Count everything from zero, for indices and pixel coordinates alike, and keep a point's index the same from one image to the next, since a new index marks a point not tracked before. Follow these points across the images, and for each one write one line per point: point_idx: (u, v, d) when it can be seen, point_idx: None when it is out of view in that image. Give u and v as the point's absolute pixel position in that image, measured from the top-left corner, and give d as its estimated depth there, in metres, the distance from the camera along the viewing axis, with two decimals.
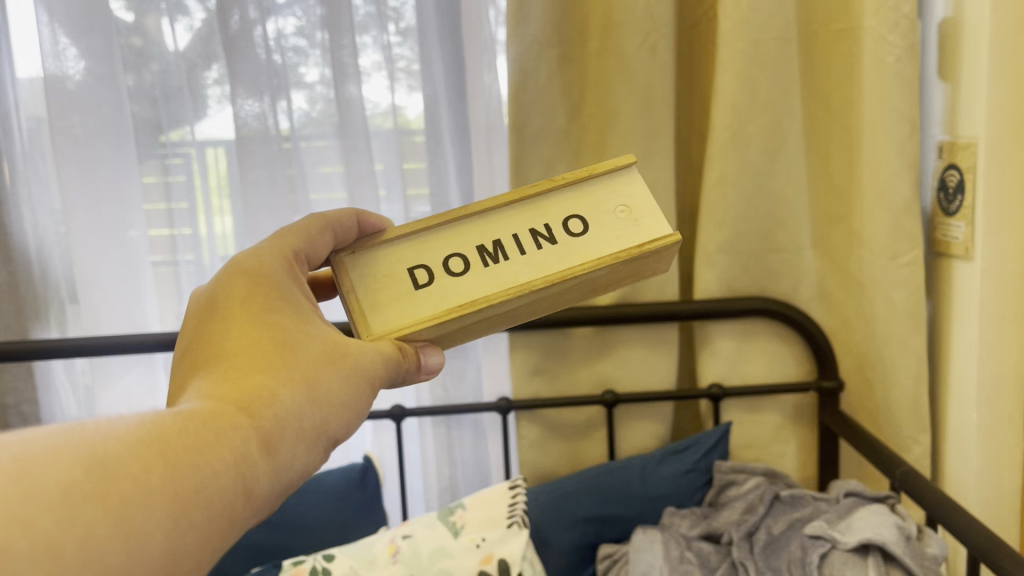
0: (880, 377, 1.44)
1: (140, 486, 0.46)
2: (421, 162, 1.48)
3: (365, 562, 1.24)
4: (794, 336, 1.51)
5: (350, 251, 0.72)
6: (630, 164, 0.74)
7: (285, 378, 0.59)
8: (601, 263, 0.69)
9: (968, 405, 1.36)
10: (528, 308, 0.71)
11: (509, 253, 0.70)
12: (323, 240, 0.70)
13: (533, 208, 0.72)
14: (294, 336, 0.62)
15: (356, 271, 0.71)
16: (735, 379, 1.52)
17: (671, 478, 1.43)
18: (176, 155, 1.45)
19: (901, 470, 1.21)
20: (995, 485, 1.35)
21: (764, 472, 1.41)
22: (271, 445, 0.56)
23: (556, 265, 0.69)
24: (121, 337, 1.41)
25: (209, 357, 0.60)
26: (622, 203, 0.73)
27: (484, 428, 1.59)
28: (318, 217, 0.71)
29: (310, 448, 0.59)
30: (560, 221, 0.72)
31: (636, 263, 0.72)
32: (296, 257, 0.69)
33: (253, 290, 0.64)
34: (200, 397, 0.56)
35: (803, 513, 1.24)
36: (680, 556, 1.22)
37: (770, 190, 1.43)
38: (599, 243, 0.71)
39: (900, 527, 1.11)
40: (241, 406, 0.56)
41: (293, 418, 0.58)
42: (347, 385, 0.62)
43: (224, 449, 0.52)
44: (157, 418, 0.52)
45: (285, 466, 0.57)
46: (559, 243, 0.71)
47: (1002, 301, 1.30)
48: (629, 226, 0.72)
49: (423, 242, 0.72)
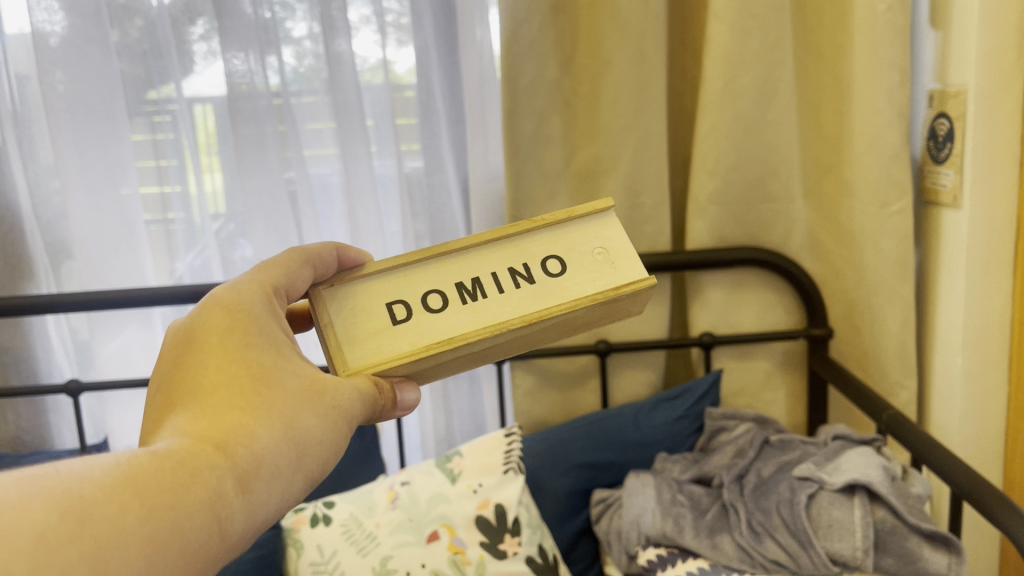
0: (868, 324, 1.47)
1: (115, 528, 0.44)
2: (413, 118, 1.48)
3: (364, 508, 1.27)
4: (784, 284, 1.53)
5: (329, 284, 0.69)
6: (608, 207, 0.73)
7: (262, 415, 0.57)
8: (577, 305, 0.67)
9: (954, 350, 1.39)
10: (504, 347, 0.69)
11: (487, 291, 0.68)
12: (302, 276, 0.68)
13: (512, 248, 0.71)
14: (271, 370, 0.60)
15: (333, 306, 0.68)
16: (726, 328, 1.55)
17: (664, 425, 1.46)
18: (165, 112, 1.45)
19: (888, 413, 1.24)
20: (979, 429, 1.39)
21: (754, 418, 1.44)
22: (247, 485, 0.54)
23: (533, 305, 0.67)
24: (117, 291, 1.42)
25: (183, 395, 0.58)
26: (599, 245, 0.71)
27: (480, 379, 1.62)
28: (298, 251, 0.69)
29: (285, 487, 0.57)
30: (538, 259, 0.70)
31: (611, 305, 0.70)
32: (276, 292, 0.66)
33: (230, 324, 0.61)
34: (176, 436, 0.54)
35: (792, 457, 1.26)
36: (672, 499, 1.25)
37: (762, 140, 1.44)
38: (575, 285, 0.69)
39: (885, 468, 1.14)
40: (217, 446, 0.54)
41: (269, 457, 0.56)
42: (325, 423, 0.60)
43: (200, 488, 0.50)
44: (133, 458, 0.49)
45: (260, 505, 0.55)
46: (538, 282, 0.69)
47: (989, 248, 1.32)
48: (605, 269, 0.70)
49: (401, 278, 0.69)
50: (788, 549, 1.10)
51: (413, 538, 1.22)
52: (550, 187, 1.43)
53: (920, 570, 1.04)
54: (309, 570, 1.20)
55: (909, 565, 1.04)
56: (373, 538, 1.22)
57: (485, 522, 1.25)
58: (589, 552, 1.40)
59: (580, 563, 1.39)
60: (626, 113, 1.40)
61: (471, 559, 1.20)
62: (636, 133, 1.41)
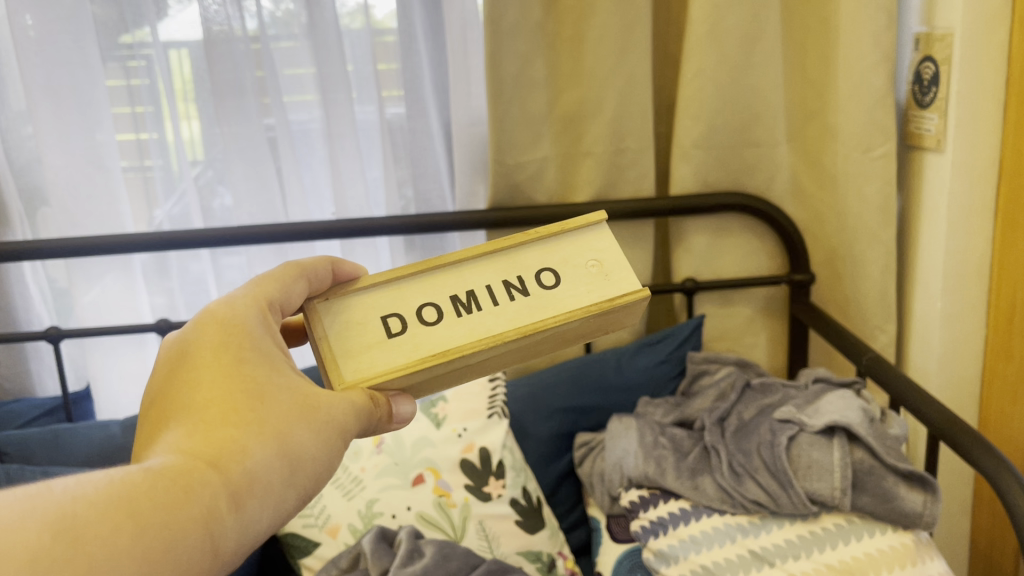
0: (850, 269, 1.48)
1: (108, 547, 0.42)
2: (394, 64, 1.45)
3: (349, 452, 1.28)
4: (767, 230, 1.53)
5: (324, 298, 0.64)
6: (601, 219, 0.68)
7: (255, 431, 0.54)
8: (573, 316, 0.62)
9: (933, 294, 1.40)
10: (500, 361, 0.64)
11: (482, 303, 0.63)
12: (297, 290, 0.63)
13: (505, 260, 0.65)
14: (266, 385, 0.57)
15: (328, 318, 0.63)
16: (709, 274, 1.55)
17: (646, 369, 1.47)
18: (138, 57, 1.41)
19: (868, 356, 1.26)
20: (956, 371, 1.41)
21: (735, 361, 1.45)
22: (240, 502, 0.51)
23: (529, 316, 0.62)
24: (94, 237, 1.40)
25: (175, 410, 0.55)
26: (593, 257, 0.66)
27: None
28: (294, 264, 0.64)
29: (279, 504, 0.54)
30: (532, 272, 0.65)
31: (607, 318, 0.65)
32: (270, 308, 0.62)
33: (225, 340, 0.58)
34: (168, 453, 0.51)
35: (773, 399, 1.28)
36: (654, 441, 1.26)
37: (747, 84, 1.43)
38: (570, 296, 0.64)
39: (864, 410, 1.16)
40: (211, 461, 0.51)
41: (264, 474, 0.53)
42: (322, 437, 0.57)
43: (192, 506, 0.47)
44: (125, 475, 0.47)
45: (253, 522, 0.52)
46: (533, 294, 0.64)
47: (971, 192, 1.32)
48: (600, 280, 0.65)
49: (394, 291, 0.64)
50: (768, 490, 1.12)
51: (399, 481, 1.24)
52: (534, 131, 1.42)
53: (896, 509, 1.06)
54: (298, 517, 1.22)
55: (885, 504, 1.07)
56: (359, 483, 1.24)
57: (470, 466, 1.28)
58: (572, 494, 1.42)
59: (562, 506, 1.42)
60: (611, 56, 1.38)
61: (456, 502, 1.24)
62: (621, 77, 1.39)
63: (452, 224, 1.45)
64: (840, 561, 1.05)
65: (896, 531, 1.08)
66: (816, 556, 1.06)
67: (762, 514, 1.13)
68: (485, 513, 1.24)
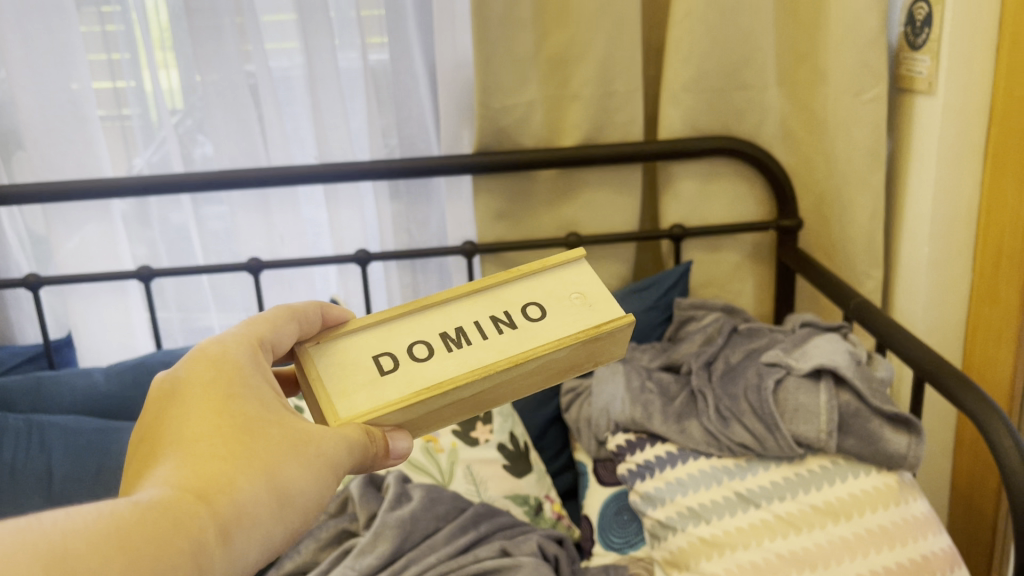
0: (838, 214, 1.47)
1: None
2: (377, 9, 1.42)
3: None
4: (755, 175, 1.52)
5: (315, 340, 0.60)
6: (580, 255, 0.64)
7: (245, 465, 0.50)
8: (563, 342, 0.58)
9: (921, 238, 1.40)
10: (498, 396, 0.59)
11: (471, 338, 0.58)
12: (289, 330, 0.60)
13: (490, 299, 0.61)
14: (257, 421, 0.53)
15: (317, 360, 0.59)
16: (697, 220, 1.54)
17: (634, 316, 1.47)
18: (113, 2, 1.37)
19: (855, 300, 1.26)
20: (941, 316, 1.41)
21: (722, 308, 1.44)
22: (228, 537, 0.47)
23: (519, 346, 0.58)
24: (73, 183, 1.37)
25: (160, 444, 0.51)
26: (577, 289, 0.62)
27: (450, 272, 1.61)
28: (284, 306, 0.61)
29: (268, 541, 0.50)
30: (519, 305, 0.61)
31: (598, 348, 0.60)
32: (261, 347, 0.59)
33: (215, 375, 0.54)
34: (155, 485, 0.47)
35: (760, 344, 1.28)
36: (641, 386, 1.27)
37: (738, 26, 1.40)
38: (558, 325, 0.59)
39: (850, 354, 1.17)
40: (199, 495, 0.47)
41: (254, 510, 0.49)
42: (315, 474, 0.52)
43: (180, 543, 0.43)
44: (113, 505, 0.43)
45: (239, 559, 0.48)
46: (521, 327, 0.59)
47: (961, 135, 1.31)
48: (586, 309, 0.60)
49: (380, 333, 0.60)
50: (754, 432, 1.12)
51: None
52: (521, 74, 1.39)
53: (881, 451, 1.07)
54: None
55: (871, 445, 1.07)
56: None
57: None
58: (559, 440, 1.43)
59: (549, 450, 1.43)
60: None
61: (443, 448, 1.26)
62: (609, 19, 1.37)
63: (439, 169, 1.43)
64: (824, 502, 1.06)
65: (879, 472, 1.08)
66: (801, 497, 1.07)
67: (747, 456, 1.13)
68: (472, 458, 1.25)
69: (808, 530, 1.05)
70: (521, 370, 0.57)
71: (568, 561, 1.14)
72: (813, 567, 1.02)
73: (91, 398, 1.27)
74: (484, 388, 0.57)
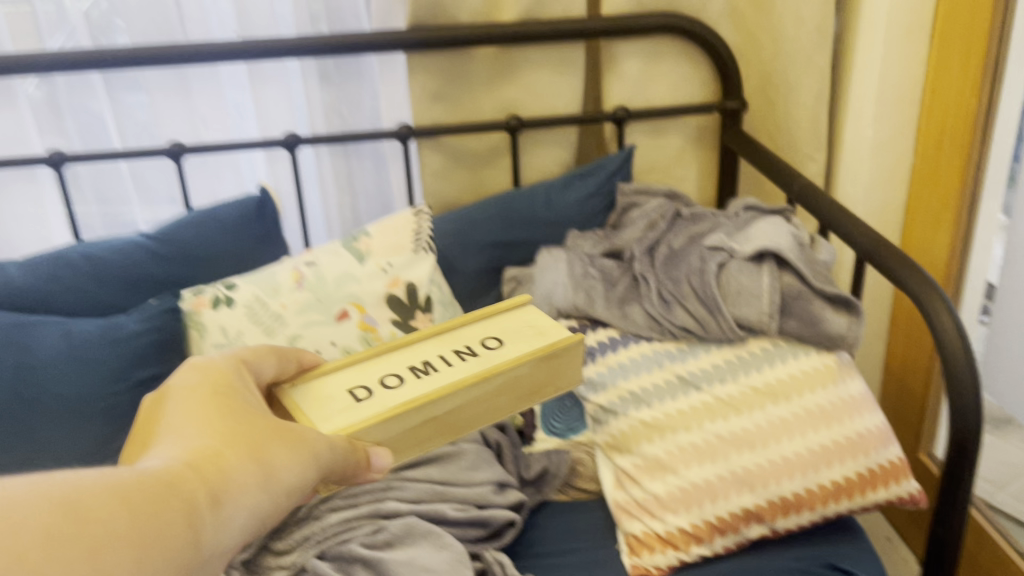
0: (783, 96, 1.44)
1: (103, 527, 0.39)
2: None
3: (268, 290, 1.20)
4: (701, 54, 1.47)
5: (291, 382, 0.66)
6: (527, 300, 0.78)
7: (236, 449, 0.51)
8: (522, 359, 0.69)
9: (865, 121, 1.38)
10: (464, 416, 0.67)
11: (440, 366, 0.68)
12: (269, 364, 0.64)
13: (452, 338, 0.72)
14: (246, 415, 0.54)
15: (296, 394, 0.65)
16: (641, 103, 1.49)
17: (577, 203, 1.43)
18: None
19: (799, 183, 1.24)
20: (881, 198, 1.41)
21: (665, 194, 1.42)
22: (225, 509, 0.47)
23: (484, 365, 0.68)
24: None
25: (150, 436, 0.52)
26: (529, 326, 0.74)
27: (385, 158, 1.54)
28: (269, 345, 0.67)
29: (265, 519, 0.50)
30: (477, 341, 0.72)
31: (548, 368, 0.71)
32: (247, 366, 0.62)
33: (208, 383, 0.56)
34: (151, 460, 0.47)
35: (704, 229, 1.26)
36: (583, 273, 1.24)
37: None
38: (515, 349, 0.70)
39: (794, 237, 1.15)
40: (195, 468, 0.47)
41: (247, 490, 0.49)
42: (309, 464, 0.54)
43: (174, 507, 0.44)
44: (116, 471, 0.43)
45: (237, 531, 0.48)
46: (483, 354, 0.70)
47: (908, 11, 1.28)
48: (536, 336, 0.72)
49: (358, 369, 0.69)
50: (697, 316, 1.11)
51: (322, 317, 1.20)
52: None
53: (821, 332, 1.07)
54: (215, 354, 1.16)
55: (811, 327, 1.07)
56: (279, 320, 1.18)
57: (396, 301, 1.24)
58: None
59: None
60: None
61: (382, 337, 1.21)
62: None
63: (372, 48, 1.35)
64: (764, 383, 1.07)
65: (819, 353, 1.09)
66: (742, 379, 1.08)
67: (689, 340, 1.12)
68: None
69: (748, 411, 1.06)
70: (483, 386, 0.67)
71: (510, 446, 1.16)
72: (751, 446, 1.04)
73: (7, 291, 1.16)
74: (453, 403, 0.65)
